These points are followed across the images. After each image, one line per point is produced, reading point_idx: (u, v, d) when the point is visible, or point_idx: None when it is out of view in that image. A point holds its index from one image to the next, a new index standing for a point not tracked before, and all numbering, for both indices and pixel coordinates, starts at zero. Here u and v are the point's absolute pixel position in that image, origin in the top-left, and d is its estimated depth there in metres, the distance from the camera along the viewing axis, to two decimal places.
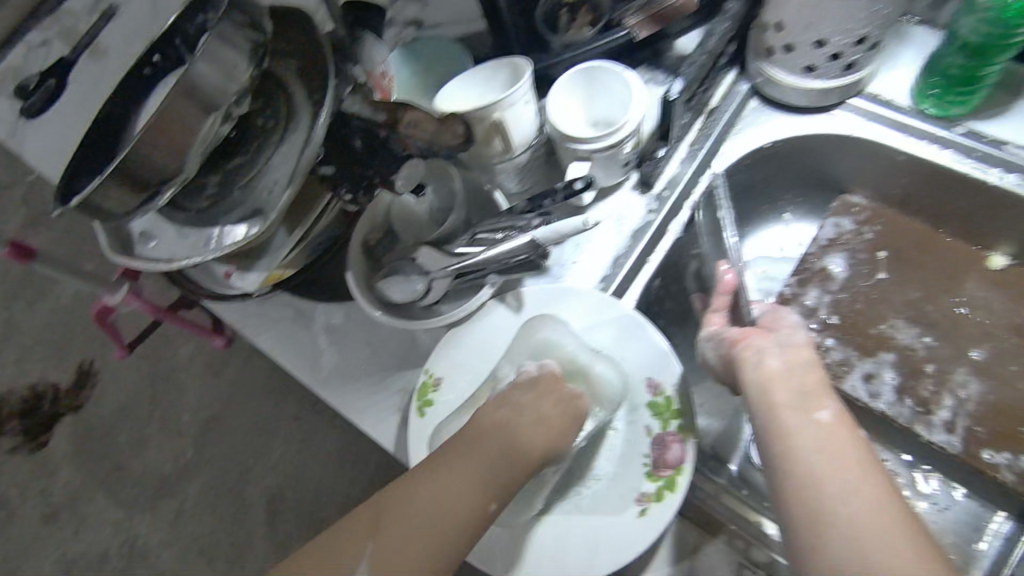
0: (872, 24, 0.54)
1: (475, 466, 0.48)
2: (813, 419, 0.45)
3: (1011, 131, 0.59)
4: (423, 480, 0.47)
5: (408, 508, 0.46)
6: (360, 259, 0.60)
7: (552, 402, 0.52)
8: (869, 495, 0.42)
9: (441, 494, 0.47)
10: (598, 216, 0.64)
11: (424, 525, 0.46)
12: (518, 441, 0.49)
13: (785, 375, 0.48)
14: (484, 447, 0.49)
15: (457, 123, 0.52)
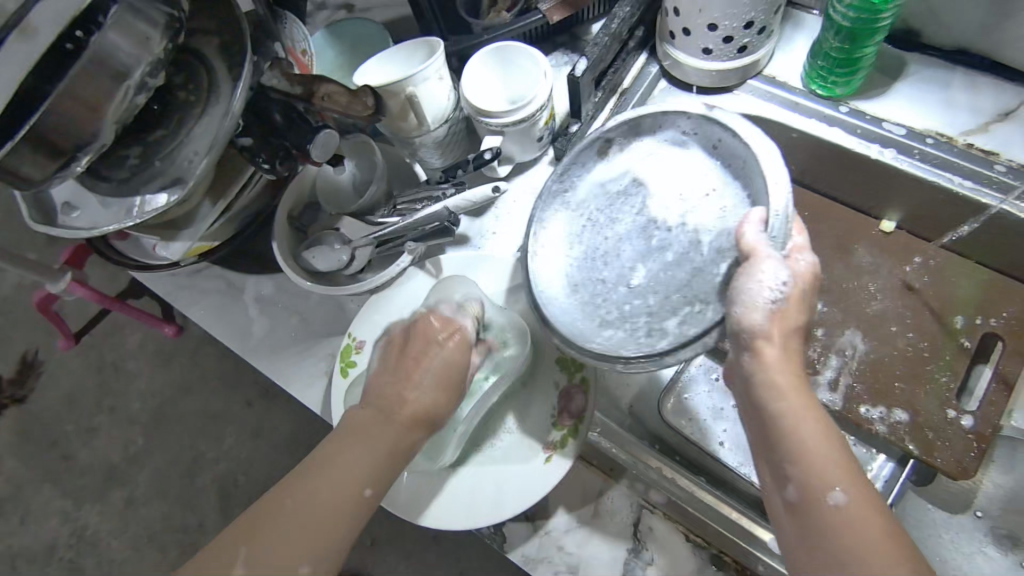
0: (755, 8, 0.59)
1: (351, 441, 0.47)
2: (777, 490, 0.41)
3: (885, 110, 0.64)
4: (302, 469, 0.47)
5: (291, 495, 0.45)
6: (285, 231, 0.63)
7: (428, 372, 0.50)
8: (841, 548, 0.38)
9: (317, 475, 0.46)
10: (516, 189, 0.68)
11: (302, 508, 0.45)
12: (388, 419, 0.48)
13: (756, 429, 0.43)
14: (363, 427, 0.48)
15: (368, 96, 0.55)
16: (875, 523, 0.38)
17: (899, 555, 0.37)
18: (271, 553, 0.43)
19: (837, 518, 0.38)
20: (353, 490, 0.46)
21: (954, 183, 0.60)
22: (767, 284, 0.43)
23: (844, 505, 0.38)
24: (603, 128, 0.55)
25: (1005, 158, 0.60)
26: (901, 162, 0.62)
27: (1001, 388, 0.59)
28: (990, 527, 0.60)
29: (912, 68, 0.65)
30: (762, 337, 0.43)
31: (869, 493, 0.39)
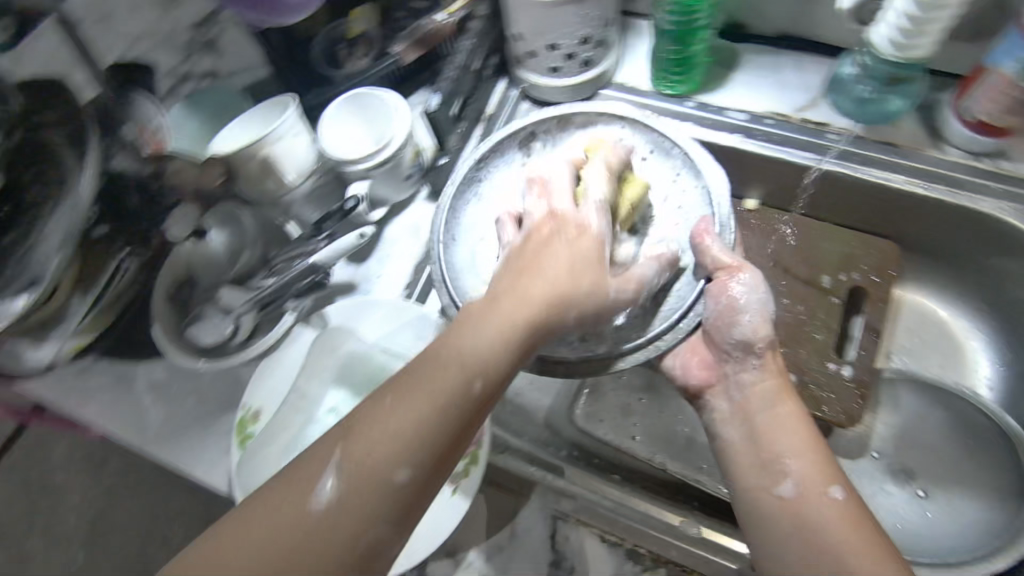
0: (588, 25, 0.61)
1: (461, 357, 0.43)
2: (771, 486, 0.48)
3: (728, 99, 0.68)
4: (383, 392, 0.42)
5: (372, 421, 0.41)
6: (164, 309, 0.62)
7: (512, 303, 0.46)
8: (830, 538, 0.43)
9: (432, 395, 0.41)
10: (397, 229, 0.70)
11: (407, 432, 0.40)
12: (464, 357, 0.43)
13: (744, 431, 0.52)
14: (461, 346, 0.44)
15: (216, 168, 0.59)
16: (854, 526, 0.43)
17: (876, 553, 0.42)
18: (354, 492, 0.39)
19: (829, 511, 0.45)
20: (470, 395, 0.42)
21: (799, 157, 0.65)
22: (745, 290, 0.53)
23: (835, 499, 0.45)
24: (532, 120, 0.62)
25: (834, 127, 0.65)
26: (746, 145, 0.66)
27: (871, 336, 0.65)
28: (886, 465, 0.65)
29: (745, 57, 0.70)
30: (750, 359, 0.54)
31: (855, 500, 0.45)
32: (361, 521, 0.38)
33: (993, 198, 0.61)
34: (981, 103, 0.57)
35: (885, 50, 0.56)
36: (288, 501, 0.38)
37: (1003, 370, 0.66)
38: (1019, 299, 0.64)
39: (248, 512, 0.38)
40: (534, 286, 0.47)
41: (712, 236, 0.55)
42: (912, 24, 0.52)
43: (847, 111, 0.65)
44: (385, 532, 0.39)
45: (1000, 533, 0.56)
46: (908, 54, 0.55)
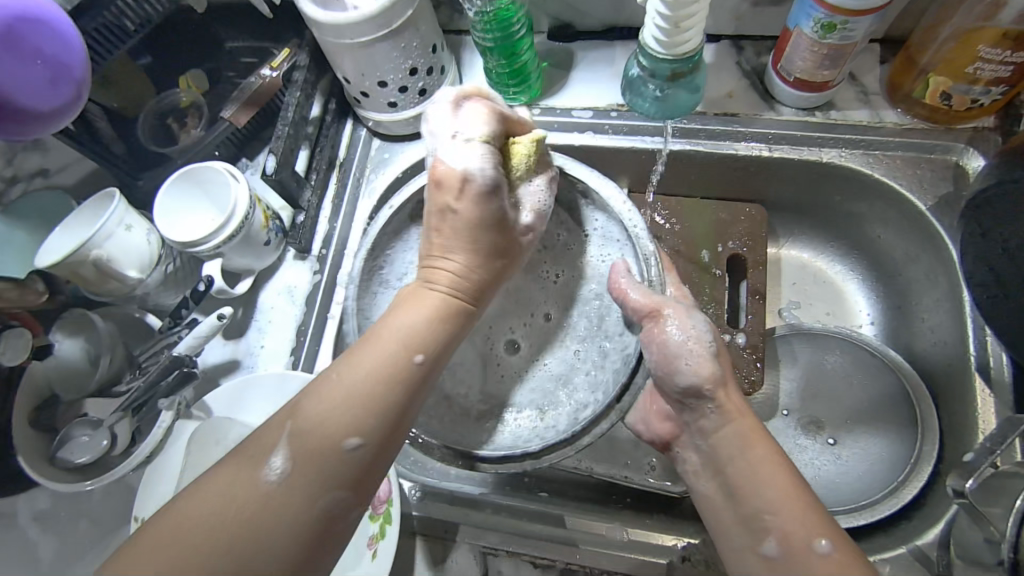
0: (409, 56, 0.60)
1: (400, 326, 0.44)
2: (754, 545, 0.43)
3: (570, 100, 0.69)
4: (331, 372, 0.42)
5: (317, 398, 0.41)
6: (27, 438, 0.55)
7: (423, 303, 0.46)
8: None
9: (363, 390, 0.41)
10: (270, 295, 0.66)
11: (351, 404, 0.41)
12: (388, 342, 0.44)
13: (716, 481, 0.47)
14: (403, 321, 0.45)
15: (36, 282, 0.57)
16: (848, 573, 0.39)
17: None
18: (309, 459, 0.39)
19: (823, 568, 0.40)
20: (408, 366, 0.43)
21: (645, 142, 0.66)
22: (679, 327, 0.49)
23: (826, 553, 0.40)
24: (426, 186, 0.57)
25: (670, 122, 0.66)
26: (597, 139, 0.67)
27: (755, 299, 0.64)
28: (796, 420, 0.65)
29: (579, 55, 0.71)
30: (707, 403, 0.48)
31: (846, 544, 0.41)
32: (314, 490, 0.39)
33: (833, 147, 0.63)
34: (796, 63, 0.59)
35: (657, 50, 0.58)
36: (241, 475, 0.39)
37: (878, 303, 0.69)
38: (876, 235, 0.67)
39: (207, 486, 0.38)
40: (454, 265, 0.48)
41: (627, 278, 0.52)
42: (669, 24, 0.54)
43: (644, 111, 0.65)
44: (337, 501, 0.40)
45: (905, 462, 0.58)
46: (678, 50, 0.57)
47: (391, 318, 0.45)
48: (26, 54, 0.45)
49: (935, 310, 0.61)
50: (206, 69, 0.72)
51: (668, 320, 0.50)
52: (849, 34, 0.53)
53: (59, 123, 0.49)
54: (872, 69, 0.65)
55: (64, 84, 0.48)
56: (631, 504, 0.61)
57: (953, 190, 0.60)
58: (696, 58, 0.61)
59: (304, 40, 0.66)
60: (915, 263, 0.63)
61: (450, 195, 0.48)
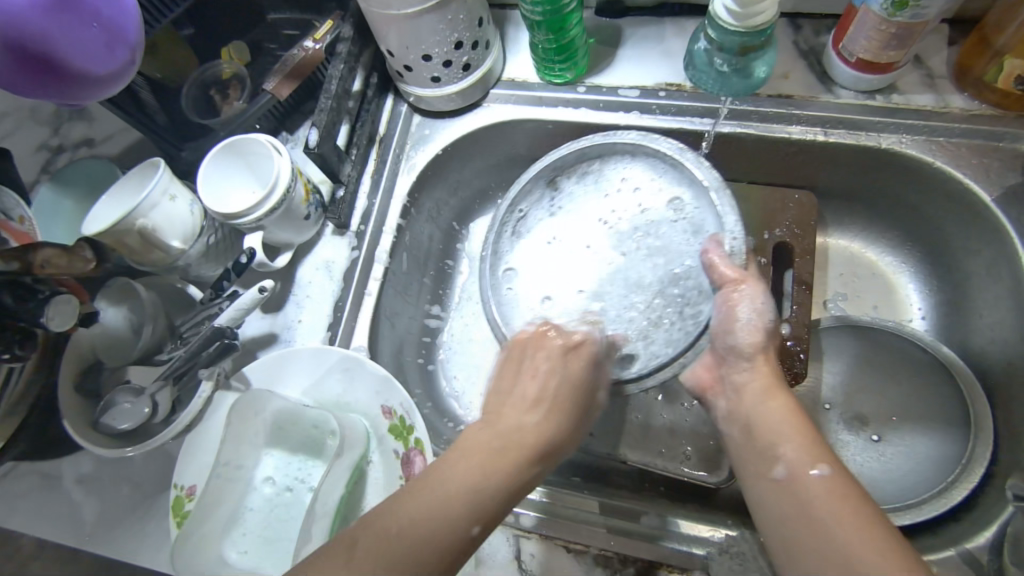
0: (455, 29, 0.59)
1: (469, 489, 0.42)
2: (766, 471, 0.44)
3: (616, 79, 0.67)
4: (394, 517, 0.40)
5: (371, 549, 0.39)
6: (72, 402, 0.56)
7: (487, 447, 0.44)
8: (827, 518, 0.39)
9: (422, 543, 0.40)
10: (309, 270, 0.66)
11: (406, 560, 0.39)
12: (458, 485, 0.42)
13: (737, 428, 0.48)
14: (477, 479, 0.42)
15: (84, 249, 0.54)
16: (843, 500, 0.39)
17: (863, 518, 0.38)
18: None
19: (818, 490, 0.40)
20: (467, 536, 0.41)
21: (694, 124, 0.64)
22: (748, 305, 0.48)
23: (820, 478, 0.41)
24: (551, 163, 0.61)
25: (735, 99, 0.63)
26: (643, 120, 0.65)
27: (801, 290, 0.62)
28: (840, 415, 0.63)
29: (627, 32, 0.68)
30: (740, 361, 0.49)
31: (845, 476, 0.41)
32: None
33: (892, 133, 0.60)
34: (859, 42, 0.57)
35: (727, 19, 0.55)
36: None
37: (932, 299, 0.66)
38: (934, 229, 0.64)
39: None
40: (541, 420, 0.47)
41: (720, 251, 0.50)
42: None
43: (704, 87, 0.64)
44: None
45: (956, 463, 0.56)
46: (750, 20, 0.54)
47: (468, 452, 0.44)
48: (84, 17, 0.45)
49: (995, 307, 0.59)
50: (248, 41, 0.72)
51: (738, 305, 0.49)
52: (921, 12, 0.50)
53: (111, 88, 0.49)
54: (940, 50, 0.61)
55: (119, 49, 0.47)
56: (664, 493, 0.61)
57: (1022, 181, 0.57)
58: (769, 31, 0.58)
59: (348, 11, 0.65)
60: (973, 257, 0.61)
61: (543, 360, 0.50)
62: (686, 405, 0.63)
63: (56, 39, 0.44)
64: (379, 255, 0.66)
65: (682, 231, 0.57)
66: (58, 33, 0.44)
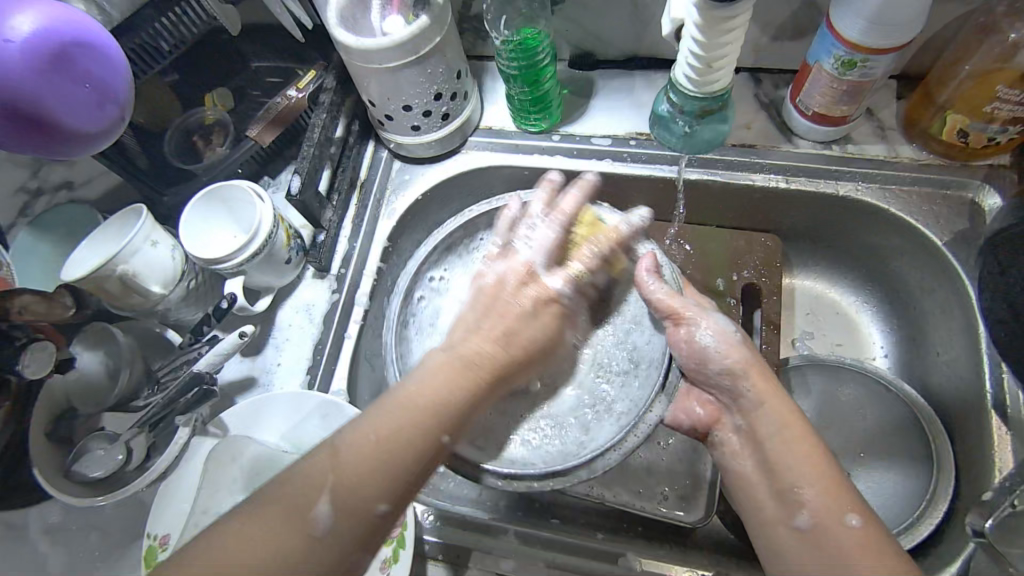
0: (435, 82, 0.61)
1: (433, 399, 0.45)
2: (786, 518, 0.45)
3: (588, 127, 0.70)
4: (372, 428, 0.43)
5: (355, 452, 0.42)
6: (43, 450, 0.55)
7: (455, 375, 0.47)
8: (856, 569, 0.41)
9: (406, 450, 0.43)
10: (288, 313, 0.67)
11: (388, 464, 0.42)
12: (429, 406, 0.45)
13: (756, 459, 0.48)
14: (442, 394, 0.46)
15: (65, 296, 0.57)
16: (875, 548, 0.41)
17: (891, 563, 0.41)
18: (346, 516, 0.40)
19: (850, 539, 0.42)
20: (437, 446, 0.44)
21: (664, 171, 0.67)
22: (709, 333, 0.51)
23: (854, 528, 0.42)
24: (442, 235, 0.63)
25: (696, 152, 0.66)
26: (614, 167, 0.68)
27: (770, 328, 0.64)
28: None
29: (599, 83, 0.72)
30: (734, 405, 0.51)
31: (873, 523, 0.43)
32: (349, 548, 0.40)
33: (849, 181, 0.64)
34: (814, 97, 0.60)
35: (687, 87, 0.59)
36: (290, 523, 0.39)
37: (894, 337, 0.69)
38: (891, 269, 0.68)
39: (248, 527, 0.39)
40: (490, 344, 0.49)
41: (655, 276, 0.53)
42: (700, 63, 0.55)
43: (670, 144, 0.67)
44: (356, 558, 0.41)
45: (920, 498, 0.58)
46: (707, 87, 0.58)
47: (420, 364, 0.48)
48: (76, 77, 0.46)
49: (950, 345, 0.62)
50: (232, 88, 0.74)
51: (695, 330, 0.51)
52: (868, 72, 0.54)
53: (102, 144, 0.50)
54: (889, 104, 0.66)
55: (109, 105, 0.49)
56: (643, 534, 0.60)
57: (969, 226, 0.61)
58: (726, 95, 0.62)
59: (331, 63, 0.68)
60: (929, 295, 0.64)
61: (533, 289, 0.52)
62: (661, 444, 0.63)
63: (48, 98, 0.45)
64: (359, 298, 0.67)
65: None
66: (50, 91, 0.45)
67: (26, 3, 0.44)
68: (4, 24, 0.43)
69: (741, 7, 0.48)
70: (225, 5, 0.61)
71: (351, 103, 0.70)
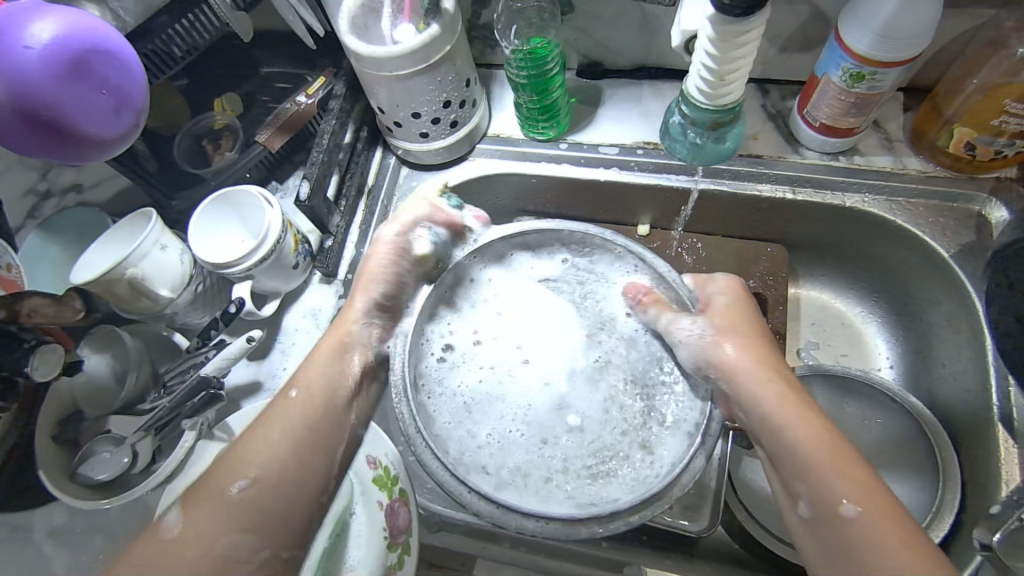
0: (445, 90, 0.62)
1: (319, 384, 0.51)
2: (793, 510, 0.45)
3: (595, 136, 0.70)
4: (259, 432, 0.48)
5: (251, 452, 0.47)
6: (49, 452, 0.55)
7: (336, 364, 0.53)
8: (867, 547, 0.41)
9: (292, 432, 0.48)
10: (295, 317, 0.67)
11: (285, 453, 0.47)
12: (307, 390, 0.51)
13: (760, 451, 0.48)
14: (321, 377, 0.52)
15: (75, 300, 0.57)
16: (888, 524, 0.41)
17: (905, 534, 0.41)
18: (248, 503, 0.45)
19: (851, 531, 0.41)
20: (315, 415, 0.50)
21: (671, 180, 0.67)
22: (690, 322, 0.53)
23: (854, 517, 0.42)
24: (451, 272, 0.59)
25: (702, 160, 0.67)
26: (621, 175, 0.69)
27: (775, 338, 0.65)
28: None
29: (606, 92, 0.72)
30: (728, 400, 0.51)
31: (880, 507, 0.42)
32: (223, 529, 0.44)
33: (855, 192, 0.64)
34: (822, 109, 0.61)
35: (700, 99, 0.59)
36: (178, 520, 0.44)
37: (900, 348, 0.69)
38: (897, 281, 0.68)
39: (154, 535, 0.43)
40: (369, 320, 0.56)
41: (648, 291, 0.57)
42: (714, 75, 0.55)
43: (681, 155, 0.67)
44: (279, 548, 0.45)
45: (927, 510, 0.57)
46: (720, 100, 0.58)
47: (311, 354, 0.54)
48: (94, 84, 0.46)
49: (956, 356, 0.62)
50: (241, 93, 0.74)
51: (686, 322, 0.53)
52: (877, 84, 0.55)
53: (119, 150, 0.50)
54: (896, 116, 0.66)
55: (125, 113, 0.49)
56: (648, 543, 0.59)
57: (975, 239, 0.61)
58: (737, 108, 0.62)
59: (341, 70, 0.68)
60: (936, 308, 0.64)
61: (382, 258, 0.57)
62: None
63: (65, 105, 0.45)
64: None
65: (557, 297, 0.61)
66: (67, 98, 0.45)
67: (47, 12, 0.45)
68: (25, 32, 0.44)
69: (753, 21, 0.49)
70: (238, 11, 0.61)
71: (361, 110, 0.70)
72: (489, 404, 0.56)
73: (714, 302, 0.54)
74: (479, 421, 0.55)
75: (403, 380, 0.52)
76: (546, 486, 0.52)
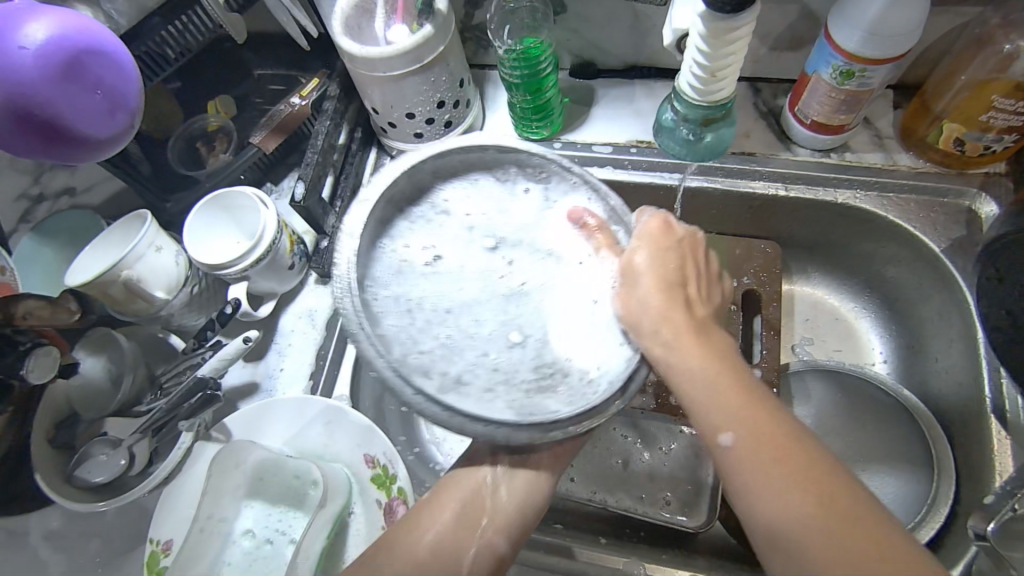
0: (438, 90, 0.62)
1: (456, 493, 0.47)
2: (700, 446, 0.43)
3: (589, 136, 0.70)
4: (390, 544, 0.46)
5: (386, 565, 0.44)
6: (45, 455, 0.55)
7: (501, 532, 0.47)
8: (754, 481, 0.39)
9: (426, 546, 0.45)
10: (291, 318, 0.67)
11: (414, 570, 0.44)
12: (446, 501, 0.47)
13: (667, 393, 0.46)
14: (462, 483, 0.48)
15: (70, 300, 0.58)
16: (767, 451, 0.40)
17: (798, 465, 0.39)
18: None
19: (726, 461, 0.41)
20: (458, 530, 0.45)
21: (665, 178, 0.68)
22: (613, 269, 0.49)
23: (729, 447, 0.40)
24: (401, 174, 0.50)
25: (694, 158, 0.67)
26: (616, 174, 0.69)
27: (770, 334, 0.65)
28: None
29: (599, 92, 0.73)
30: None
31: (752, 436, 0.40)
32: None
33: (846, 188, 0.65)
34: (813, 106, 0.61)
35: (692, 95, 0.59)
36: None
37: (893, 343, 0.70)
38: (890, 276, 0.68)
39: None
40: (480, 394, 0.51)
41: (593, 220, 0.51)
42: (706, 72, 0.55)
43: (675, 151, 0.67)
44: None
45: (923, 502, 0.58)
46: (713, 96, 0.58)
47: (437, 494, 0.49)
48: (88, 85, 0.47)
49: (948, 350, 0.62)
50: (234, 95, 0.74)
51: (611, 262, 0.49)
52: (867, 81, 0.55)
53: (112, 150, 0.50)
54: (886, 113, 0.67)
55: (119, 114, 0.49)
56: (645, 539, 0.61)
57: (966, 234, 0.62)
58: (729, 105, 0.62)
59: (334, 71, 0.68)
60: (928, 302, 0.64)
61: None
62: (663, 449, 0.64)
63: (60, 106, 0.45)
64: None
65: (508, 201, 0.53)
66: (61, 99, 0.45)
67: (40, 13, 0.45)
68: (18, 33, 0.44)
69: (744, 18, 0.49)
70: (231, 13, 0.61)
71: (356, 110, 0.71)
72: (435, 305, 0.48)
73: (637, 259, 0.47)
74: (420, 329, 0.47)
75: (350, 275, 0.45)
76: (487, 393, 0.44)
